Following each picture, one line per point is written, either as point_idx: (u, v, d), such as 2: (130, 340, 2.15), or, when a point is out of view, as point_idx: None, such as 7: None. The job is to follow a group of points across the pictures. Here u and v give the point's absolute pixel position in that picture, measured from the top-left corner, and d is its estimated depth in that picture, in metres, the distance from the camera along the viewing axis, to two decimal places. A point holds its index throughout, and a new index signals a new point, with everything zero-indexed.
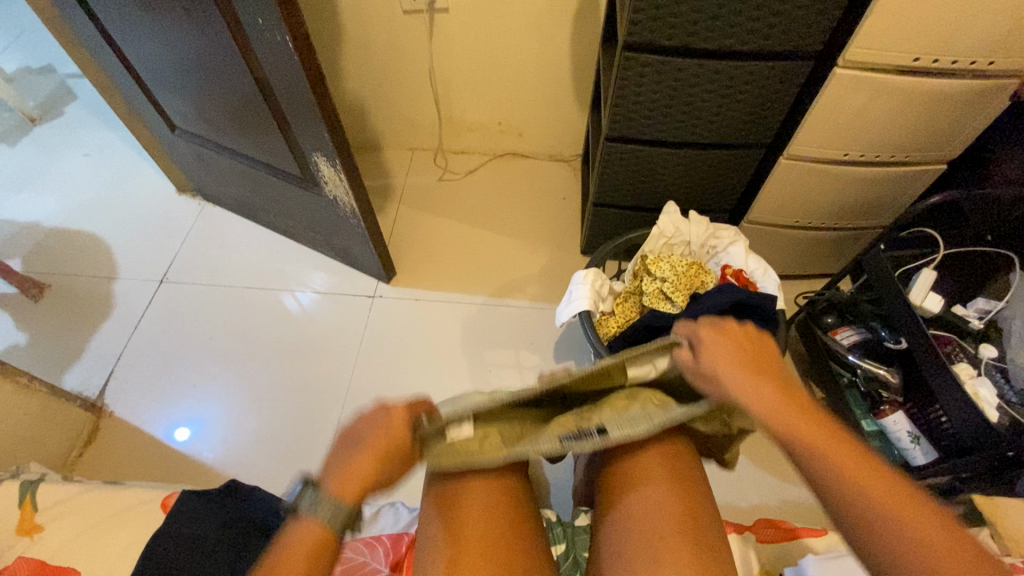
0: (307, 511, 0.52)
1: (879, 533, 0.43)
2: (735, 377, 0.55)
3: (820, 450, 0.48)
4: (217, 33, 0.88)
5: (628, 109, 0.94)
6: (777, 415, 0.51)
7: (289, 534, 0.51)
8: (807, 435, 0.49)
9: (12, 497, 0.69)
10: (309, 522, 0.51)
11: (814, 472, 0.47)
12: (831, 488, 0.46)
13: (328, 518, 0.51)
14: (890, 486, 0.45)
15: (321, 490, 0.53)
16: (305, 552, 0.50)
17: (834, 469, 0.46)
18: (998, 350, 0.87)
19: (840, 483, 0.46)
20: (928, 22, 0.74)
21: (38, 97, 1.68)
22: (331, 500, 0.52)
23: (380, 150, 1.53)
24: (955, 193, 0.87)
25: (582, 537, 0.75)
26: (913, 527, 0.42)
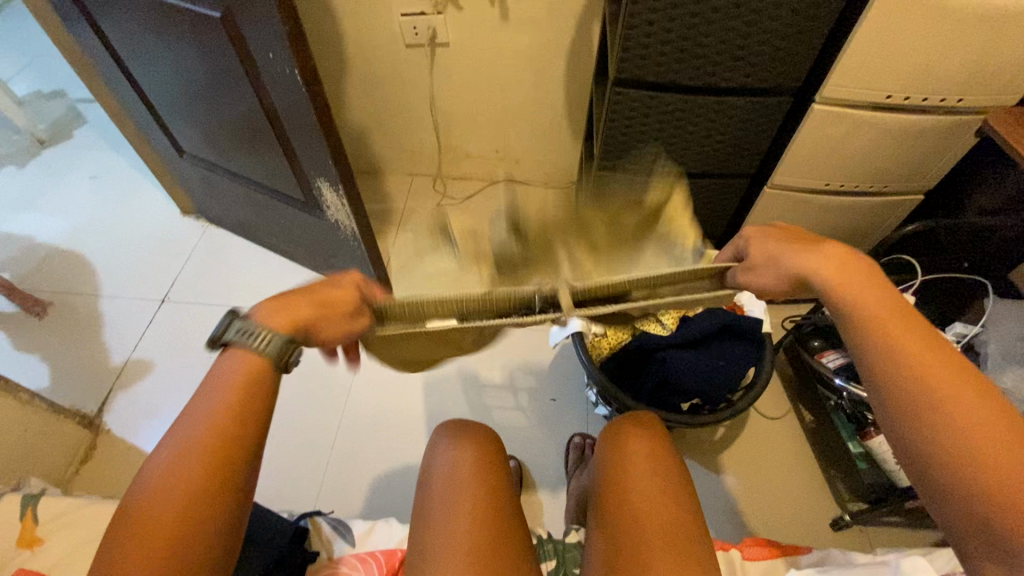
0: (235, 340, 0.46)
1: (960, 444, 0.38)
2: (827, 256, 0.48)
3: (910, 354, 0.42)
4: (229, 65, 0.93)
5: (618, 140, 0.99)
6: (870, 309, 0.44)
7: (215, 369, 0.45)
8: (902, 334, 0.43)
9: (13, 510, 0.71)
10: (240, 352, 0.45)
11: (898, 372, 0.42)
12: (913, 392, 0.40)
13: (258, 348, 0.45)
14: (989, 405, 0.39)
15: (252, 320, 0.47)
16: (240, 384, 0.44)
17: (921, 376, 0.41)
18: (976, 373, 0.90)
19: (923, 389, 0.40)
20: (896, 64, 0.79)
21: (48, 120, 1.73)
22: (259, 328, 0.46)
23: (381, 175, 1.57)
24: (931, 221, 0.91)
25: (572, 555, 0.76)
26: (1004, 449, 0.37)
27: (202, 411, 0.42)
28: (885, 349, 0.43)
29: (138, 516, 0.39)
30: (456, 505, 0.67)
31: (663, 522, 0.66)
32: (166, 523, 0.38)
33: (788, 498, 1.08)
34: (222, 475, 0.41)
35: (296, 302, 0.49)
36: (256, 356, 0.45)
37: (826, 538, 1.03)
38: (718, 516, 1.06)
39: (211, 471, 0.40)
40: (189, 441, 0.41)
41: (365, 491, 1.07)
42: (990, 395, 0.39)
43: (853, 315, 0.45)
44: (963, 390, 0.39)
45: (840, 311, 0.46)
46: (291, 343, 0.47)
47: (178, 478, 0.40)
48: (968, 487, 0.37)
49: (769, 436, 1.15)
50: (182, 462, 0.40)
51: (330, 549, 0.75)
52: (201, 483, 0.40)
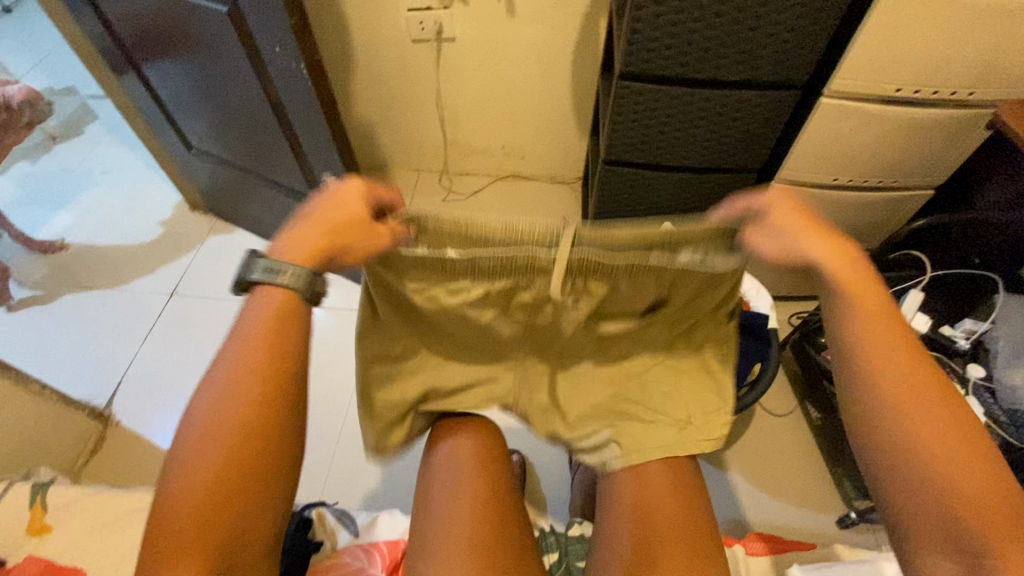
0: (264, 280, 0.50)
1: (927, 467, 0.43)
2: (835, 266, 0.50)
3: (892, 387, 0.46)
4: (235, 59, 0.93)
5: (624, 135, 0.99)
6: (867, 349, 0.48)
7: (250, 312, 0.49)
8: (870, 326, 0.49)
9: (23, 498, 0.73)
10: (268, 291, 0.50)
11: (881, 405, 0.46)
12: (892, 423, 0.45)
13: (286, 283, 0.50)
14: (927, 400, 0.45)
15: (273, 257, 0.51)
16: (277, 334, 0.48)
17: (895, 397, 0.46)
18: (986, 370, 0.89)
19: (902, 420, 0.45)
20: (906, 58, 0.78)
21: (61, 116, 1.75)
22: (275, 262, 0.50)
23: (388, 171, 1.57)
24: (941, 217, 0.90)
25: (574, 548, 0.76)
26: (963, 469, 0.42)
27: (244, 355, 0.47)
28: (872, 383, 0.47)
29: (197, 448, 0.44)
30: (458, 495, 0.67)
31: (666, 517, 0.66)
32: (221, 457, 0.44)
33: (793, 495, 1.07)
34: (265, 420, 0.46)
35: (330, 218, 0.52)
36: (286, 293, 0.50)
37: (830, 535, 1.03)
38: (722, 513, 1.06)
39: (255, 414, 0.46)
40: (238, 381, 0.46)
41: (369, 485, 1.08)
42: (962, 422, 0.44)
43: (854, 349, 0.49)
44: (908, 393, 0.46)
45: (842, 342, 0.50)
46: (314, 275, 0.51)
47: (224, 422, 0.45)
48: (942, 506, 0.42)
49: (774, 434, 1.14)
50: (227, 405, 0.46)
51: (333, 538, 0.75)
52: (248, 424, 0.45)
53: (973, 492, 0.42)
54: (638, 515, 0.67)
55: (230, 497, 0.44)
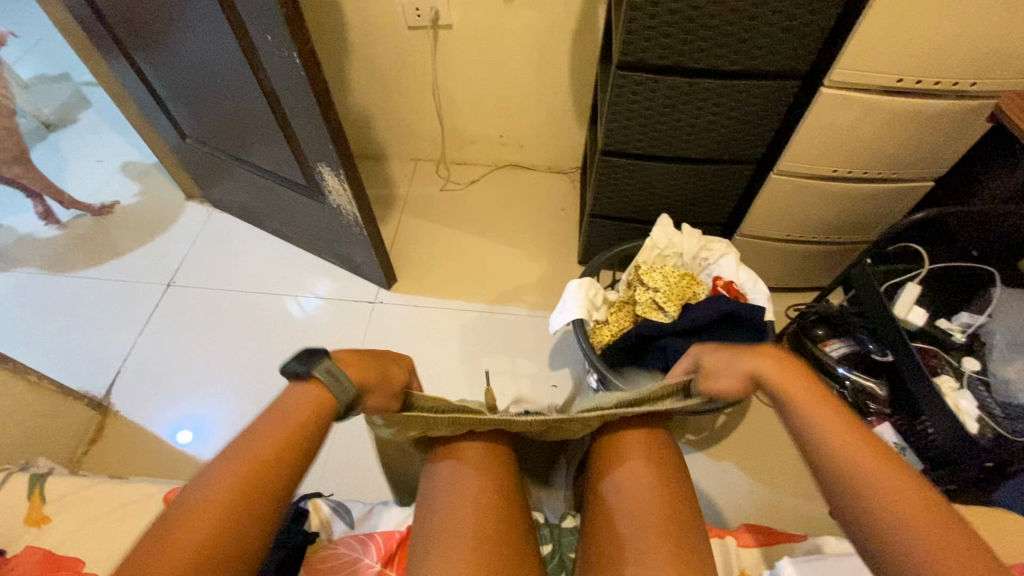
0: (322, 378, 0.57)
1: (897, 527, 0.48)
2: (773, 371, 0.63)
3: (856, 461, 0.52)
4: (226, 46, 0.92)
5: (622, 125, 0.97)
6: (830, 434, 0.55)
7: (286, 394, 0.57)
8: (804, 405, 0.59)
9: (20, 489, 0.73)
10: (315, 386, 0.57)
11: (854, 476, 0.52)
12: (867, 493, 0.50)
13: (334, 387, 0.58)
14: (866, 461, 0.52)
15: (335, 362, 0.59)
16: (308, 414, 0.56)
17: (844, 462, 0.53)
18: (981, 363, 0.90)
19: (869, 485, 0.51)
20: (906, 47, 0.77)
21: (55, 104, 1.74)
22: (339, 370, 0.58)
23: (385, 160, 1.56)
24: (940, 209, 0.89)
25: (567, 539, 0.77)
26: (925, 525, 0.47)
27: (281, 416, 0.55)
28: (842, 459, 0.53)
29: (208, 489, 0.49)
30: (453, 490, 0.68)
31: (660, 511, 0.66)
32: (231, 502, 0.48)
33: (789, 487, 1.08)
34: (275, 475, 0.51)
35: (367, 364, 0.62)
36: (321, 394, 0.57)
37: (823, 527, 1.04)
38: (715, 504, 1.06)
39: (268, 472, 0.51)
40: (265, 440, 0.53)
41: (366, 475, 1.08)
42: (921, 492, 0.50)
43: (816, 433, 0.56)
44: (851, 455, 0.53)
45: (805, 430, 0.57)
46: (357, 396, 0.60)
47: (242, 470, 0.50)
48: (913, 558, 0.47)
49: (769, 426, 1.15)
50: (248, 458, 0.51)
51: (328, 529, 0.76)
52: (262, 477, 0.50)
53: (943, 547, 0.46)
54: (629, 508, 0.67)
55: (230, 537, 0.47)
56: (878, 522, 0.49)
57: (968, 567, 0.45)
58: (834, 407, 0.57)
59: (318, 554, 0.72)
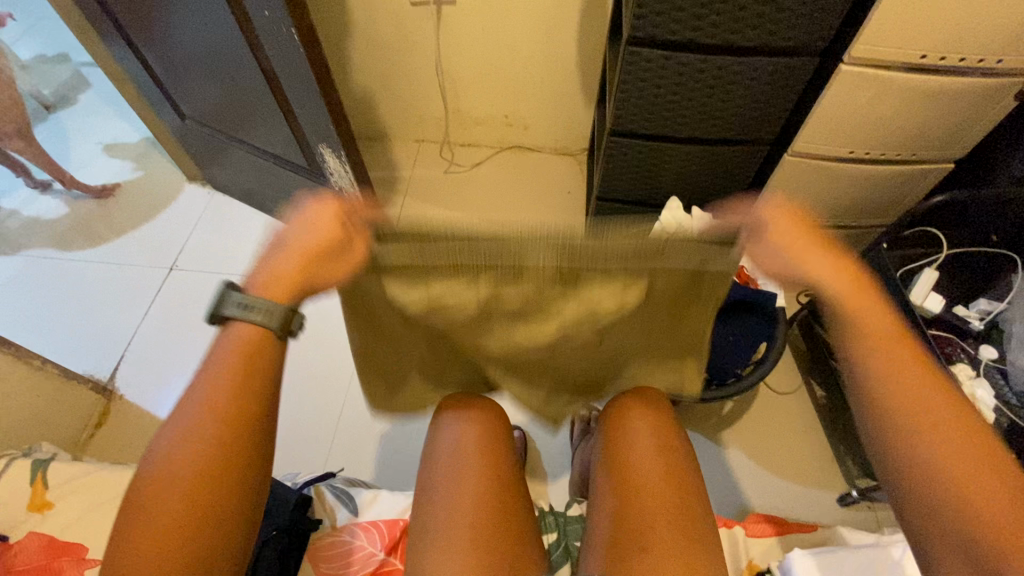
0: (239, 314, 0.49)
1: (938, 477, 0.44)
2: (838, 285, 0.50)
3: (902, 402, 0.46)
4: (223, 22, 0.89)
5: (631, 104, 0.94)
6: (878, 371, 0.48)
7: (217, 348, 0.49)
8: (876, 342, 0.49)
9: (24, 474, 0.73)
10: (239, 326, 0.49)
11: (897, 420, 0.46)
12: (910, 438, 0.45)
13: (256, 318, 0.49)
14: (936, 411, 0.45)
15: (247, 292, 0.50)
16: (240, 368, 0.48)
17: (909, 411, 0.46)
18: (999, 351, 0.88)
19: (913, 430, 0.45)
20: (930, 22, 0.73)
21: (54, 85, 1.71)
22: (252, 299, 0.49)
23: (387, 142, 1.54)
24: (961, 192, 0.86)
25: (573, 528, 0.76)
26: (969, 475, 0.43)
27: (215, 380, 0.47)
28: (885, 398, 0.47)
29: (164, 476, 0.44)
30: (457, 478, 0.67)
31: (665, 501, 0.65)
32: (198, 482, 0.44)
33: (797, 474, 1.07)
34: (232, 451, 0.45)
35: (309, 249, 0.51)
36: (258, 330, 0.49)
37: (831, 515, 1.03)
38: (721, 492, 1.06)
39: (227, 444, 0.45)
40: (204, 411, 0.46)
41: (371, 460, 1.08)
42: (976, 439, 0.44)
43: (861, 367, 0.49)
44: (921, 406, 0.46)
45: (857, 372, 0.49)
46: (291, 312, 0.50)
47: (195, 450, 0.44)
48: (953, 509, 0.43)
49: (778, 413, 1.13)
50: (194, 437, 0.45)
51: (332, 517, 0.75)
52: (220, 458, 0.45)
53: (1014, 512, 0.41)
54: (631, 503, 0.66)
55: (206, 517, 0.44)
56: (919, 469, 0.45)
57: (1016, 521, 0.41)
58: (895, 334, 0.49)
59: (322, 540, 0.71)
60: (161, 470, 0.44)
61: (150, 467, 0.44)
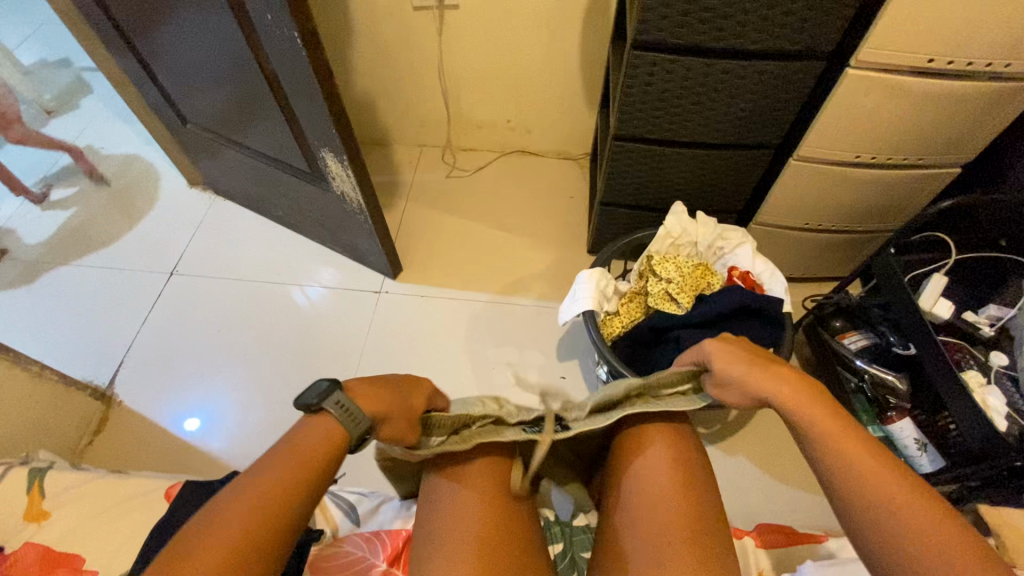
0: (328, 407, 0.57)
1: (903, 536, 0.48)
2: (775, 385, 0.60)
3: (855, 472, 0.52)
4: (227, 26, 0.89)
5: (635, 109, 0.94)
6: (830, 446, 0.55)
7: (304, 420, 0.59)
8: (834, 437, 0.55)
9: (21, 484, 0.72)
10: (329, 420, 0.57)
11: (856, 488, 0.52)
12: (874, 507, 0.50)
13: (346, 421, 0.57)
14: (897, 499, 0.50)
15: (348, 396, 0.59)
16: (322, 447, 0.56)
17: (877, 503, 0.50)
18: (1009, 358, 0.86)
19: (873, 501, 0.50)
20: (939, 25, 0.73)
21: (56, 89, 1.71)
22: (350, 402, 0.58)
23: (390, 146, 1.53)
24: (968, 197, 0.85)
25: (579, 538, 0.75)
26: (927, 529, 0.47)
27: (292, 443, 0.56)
28: (844, 471, 0.53)
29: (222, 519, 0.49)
30: (463, 492, 0.65)
31: (676, 512, 0.63)
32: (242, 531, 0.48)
33: (802, 482, 1.06)
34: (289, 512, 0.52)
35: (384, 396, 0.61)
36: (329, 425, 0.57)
37: (839, 524, 1.01)
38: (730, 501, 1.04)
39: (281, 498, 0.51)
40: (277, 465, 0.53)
41: (372, 469, 1.06)
42: (935, 531, 0.48)
43: (817, 446, 0.55)
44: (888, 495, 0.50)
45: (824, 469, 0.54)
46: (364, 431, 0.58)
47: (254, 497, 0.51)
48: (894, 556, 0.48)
49: (784, 419, 1.12)
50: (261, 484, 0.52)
51: (332, 526, 0.73)
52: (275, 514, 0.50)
53: None
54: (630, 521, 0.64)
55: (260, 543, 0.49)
56: (889, 533, 0.49)
57: None
58: (846, 432, 0.55)
59: (323, 551, 0.70)
60: (218, 514, 0.49)
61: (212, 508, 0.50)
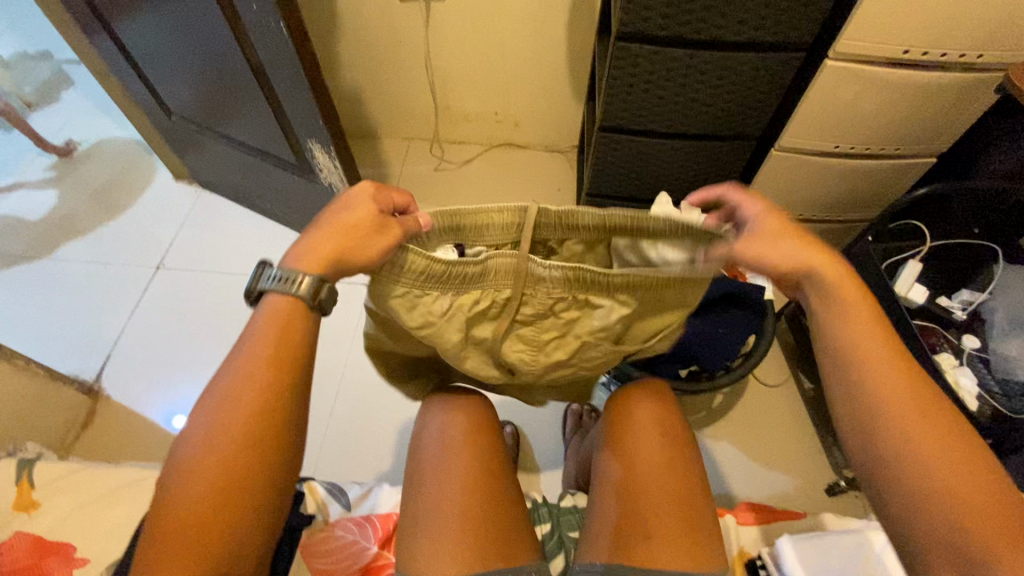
0: (269, 287, 0.49)
1: (898, 429, 0.45)
2: (831, 270, 0.51)
3: (880, 397, 0.47)
4: (210, 13, 0.88)
5: (621, 100, 0.95)
6: (859, 354, 0.49)
7: (250, 331, 0.48)
8: (852, 308, 0.50)
9: (10, 474, 0.73)
10: (274, 296, 0.49)
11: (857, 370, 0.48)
12: (868, 397, 0.47)
13: (290, 289, 0.49)
14: (903, 384, 0.47)
15: (280, 265, 0.50)
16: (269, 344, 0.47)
17: (875, 380, 0.47)
18: (981, 341, 0.90)
19: (899, 432, 0.45)
20: (914, 16, 0.75)
21: (35, 82, 1.69)
22: (286, 270, 0.49)
23: (378, 139, 1.53)
24: (941, 185, 0.87)
25: (566, 518, 0.77)
26: (955, 459, 0.43)
27: (230, 396, 0.45)
28: (867, 388, 0.47)
29: (173, 505, 0.42)
30: (450, 476, 0.65)
31: (665, 491, 0.65)
32: (194, 525, 0.41)
33: (788, 466, 1.08)
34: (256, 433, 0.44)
35: (325, 236, 0.50)
36: (287, 297, 0.48)
37: (821, 504, 1.04)
38: (718, 484, 1.07)
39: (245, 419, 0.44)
40: (222, 433, 0.44)
41: (361, 458, 1.07)
42: (933, 417, 0.45)
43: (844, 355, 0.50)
44: (887, 374, 0.47)
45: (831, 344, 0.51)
46: (320, 281, 0.49)
47: (207, 473, 0.42)
48: (889, 428, 0.46)
49: (767, 405, 1.15)
50: (206, 460, 0.43)
51: (324, 511, 0.74)
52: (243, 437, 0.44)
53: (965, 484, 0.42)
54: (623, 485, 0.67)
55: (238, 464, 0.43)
56: (881, 422, 0.46)
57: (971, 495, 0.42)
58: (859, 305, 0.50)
59: (315, 536, 0.71)
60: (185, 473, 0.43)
61: (163, 485, 0.43)
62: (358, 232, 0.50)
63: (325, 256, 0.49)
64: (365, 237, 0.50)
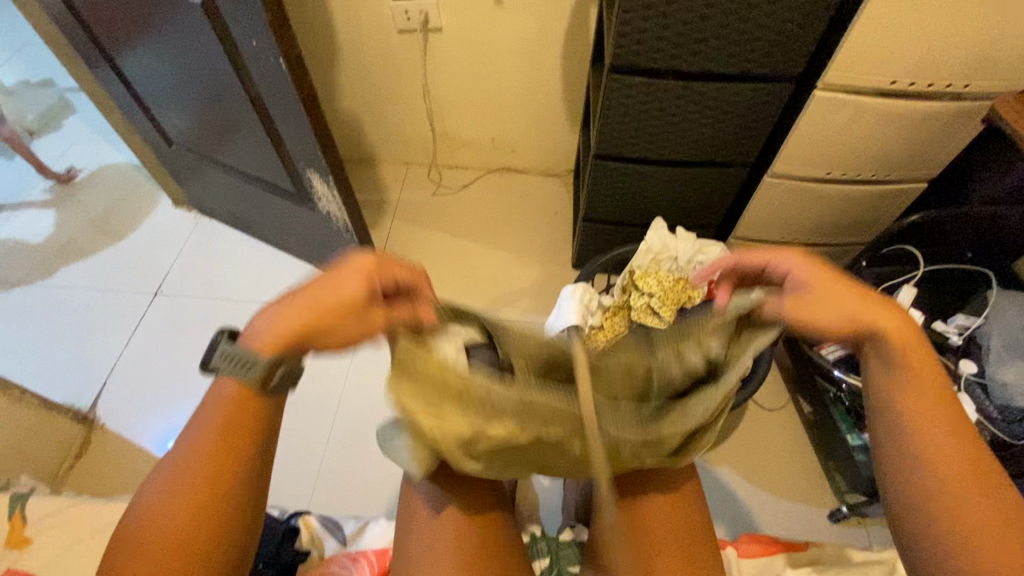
0: (223, 368, 0.49)
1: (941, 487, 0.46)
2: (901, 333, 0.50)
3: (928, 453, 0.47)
4: (210, 47, 0.90)
5: (614, 129, 0.97)
6: (911, 410, 0.49)
7: (209, 398, 0.49)
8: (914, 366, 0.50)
9: (2, 509, 0.72)
10: (223, 377, 0.49)
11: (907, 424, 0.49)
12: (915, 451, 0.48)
13: (240, 372, 0.48)
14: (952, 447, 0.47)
15: (235, 344, 0.50)
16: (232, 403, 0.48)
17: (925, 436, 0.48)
18: (978, 366, 0.90)
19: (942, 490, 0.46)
20: (898, 48, 0.77)
21: (38, 110, 1.71)
22: (236, 352, 0.49)
23: (376, 165, 1.55)
24: (932, 212, 0.89)
25: (565, 552, 0.76)
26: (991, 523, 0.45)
27: (194, 456, 0.46)
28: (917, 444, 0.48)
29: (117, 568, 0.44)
30: (443, 512, 0.64)
31: (669, 531, 0.64)
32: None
33: (789, 493, 1.07)
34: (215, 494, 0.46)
35: (295, 309, 0.50)
36: (239, 384, 0.49)
37: (823, 531, 1.03)
38: (720, 512, 1.05)
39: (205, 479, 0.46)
40: (169, 504, 0.45)
41: (358, 488, 1.06)
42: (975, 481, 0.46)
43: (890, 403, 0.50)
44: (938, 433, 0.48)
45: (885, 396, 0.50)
46: (274, 363, 0.48)
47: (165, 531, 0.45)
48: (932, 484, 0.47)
49: (767, 430, 1.14)
50: (168, 516, 0.45)
51: (319, 546, 0.74)
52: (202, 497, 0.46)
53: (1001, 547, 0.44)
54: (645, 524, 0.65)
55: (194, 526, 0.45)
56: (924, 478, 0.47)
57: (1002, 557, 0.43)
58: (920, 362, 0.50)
59: (310, 572, 0.70)
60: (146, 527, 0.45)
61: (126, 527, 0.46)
62: (334, 315, 0.50)
63: (283, 340, 0.49)
64: (337, 317, 0.50)
